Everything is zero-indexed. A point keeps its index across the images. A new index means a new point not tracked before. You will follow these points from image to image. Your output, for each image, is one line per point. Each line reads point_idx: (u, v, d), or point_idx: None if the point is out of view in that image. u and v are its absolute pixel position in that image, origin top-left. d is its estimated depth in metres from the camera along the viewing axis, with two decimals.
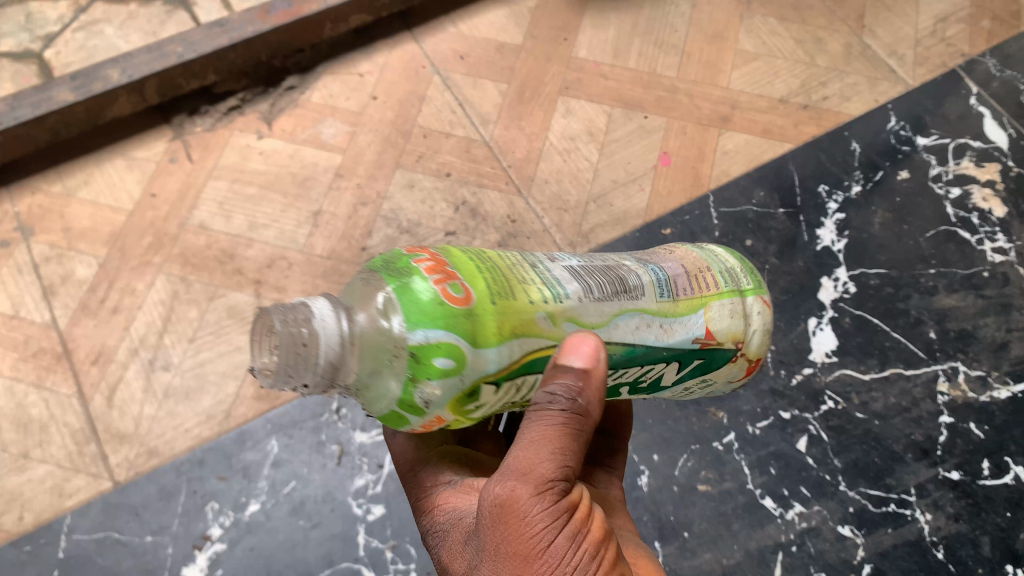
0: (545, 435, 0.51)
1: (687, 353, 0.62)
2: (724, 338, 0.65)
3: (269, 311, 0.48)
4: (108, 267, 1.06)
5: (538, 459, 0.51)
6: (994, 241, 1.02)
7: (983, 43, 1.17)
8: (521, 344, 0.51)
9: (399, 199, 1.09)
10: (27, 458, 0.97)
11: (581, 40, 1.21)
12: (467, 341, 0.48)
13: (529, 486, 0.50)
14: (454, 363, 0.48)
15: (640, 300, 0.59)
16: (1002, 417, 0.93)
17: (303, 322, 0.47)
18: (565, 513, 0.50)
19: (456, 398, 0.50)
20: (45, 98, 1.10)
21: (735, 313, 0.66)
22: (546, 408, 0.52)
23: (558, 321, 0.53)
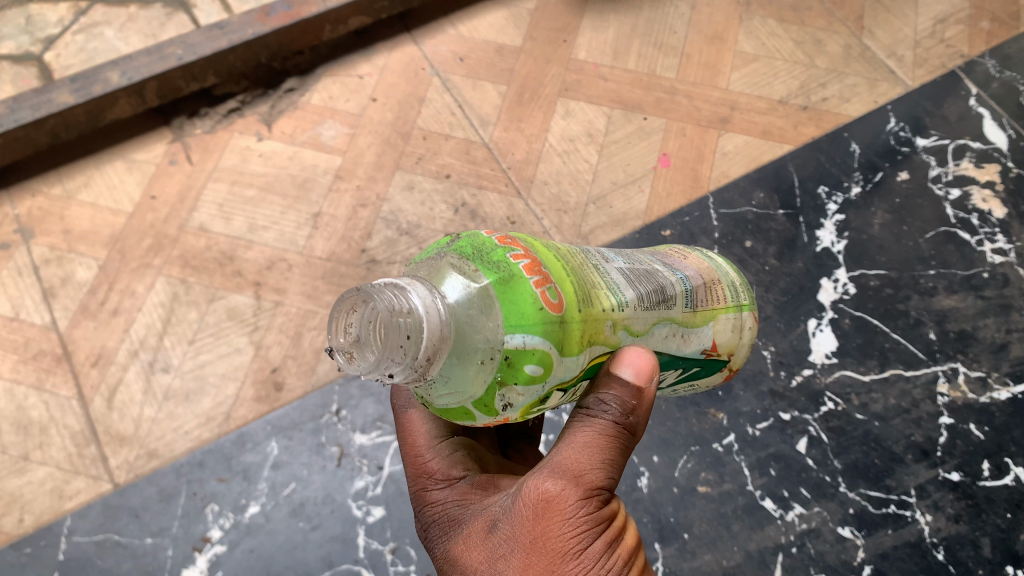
0: (595, 441, 0.54)
1: (690, 363, 0.65)
2: (722, 350, 0.68)
3: (377, 291, 0.41)
4: (108, 269, 1.06)
5: (587, 464, 0.54)
6: (994, 242, 1.02)
7: (982, 44, 1.17)
8: (592, 352, 0.51)
9: (398, 201, 1.09)
10: (27, 460, 0.97)
11: (581, 41, 1.21)
12: (557, 349, 0.46)
13: (576, 488, 0.53)
14: (543, 368, 0.46)
15: (672, 309, 0.59)
16: (1002, 418, 0.93)
17: (410, 311, 0.42)
18: (603, 518, 0.54)
19: (531, 403, 0.48)
20: (46, 100, 1.10)
21: (735, 325, 0.69)
22: (600, 413, 0.55)
23: (618, 329, 0.53)
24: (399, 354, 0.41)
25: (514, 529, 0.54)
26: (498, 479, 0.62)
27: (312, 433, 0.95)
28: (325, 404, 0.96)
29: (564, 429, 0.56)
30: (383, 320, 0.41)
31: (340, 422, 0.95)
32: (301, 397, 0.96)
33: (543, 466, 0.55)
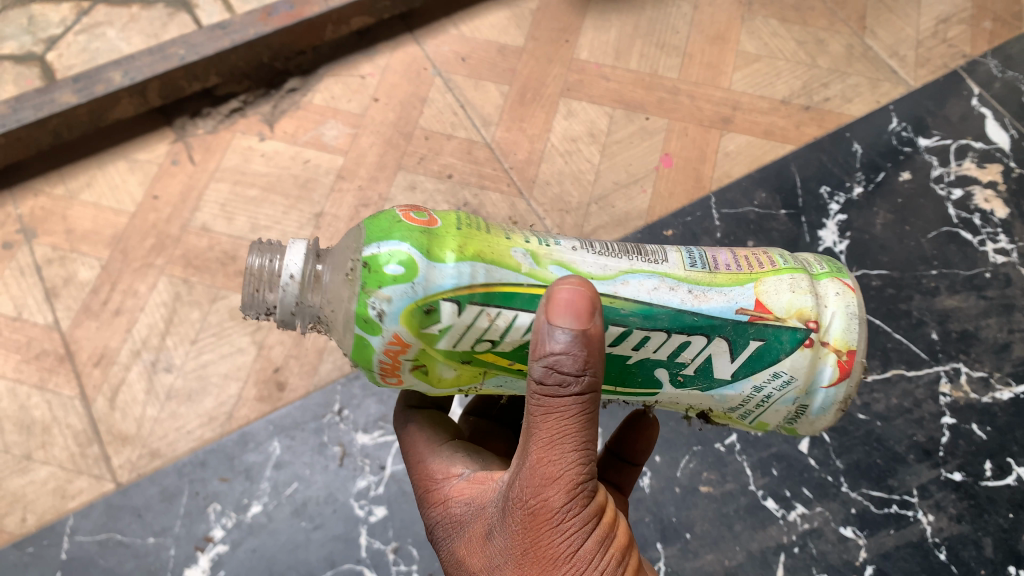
0: (566, 432, 0.51)
1: (728, 326, 0.59)
2: (785, 314, 0.60)
3: (253, 246, 0.59)
4: (110, 269, 1.07)
5: (563, 461, 0.51)
6: (996, 242, 1.02)
7: (984, 45, 1.17)
8: (487, 270, 0.55)
9: (400, 201, 1.09)
10: (29, 460, 0.97)
11: (582, 41, 1.21)
12: (419, 254, 0.54)
13: (558, 492, 0.51)
14: (405, 270, 0.53)
15: (660, 264, 0.60)
16: (1004, 418, 0.93)
17: (277, 260, 0.58)
18: (588, 507, 0.52)
19: (410, 310, 0.54)
20: (48, 100, 1.10)
21: (798, 289, 0.61)
22: (558, 394, 0.51)
23: (541, 261, 0.57)
24: (275, 293, 0.57)
25: (505, 536, 0.54)
26: (493, 473, 0.63)
27: (314, 433, 0.95)
28: (327, 404, 0.96)
29: (528, 418, 0.53)
30: (260, 270, 0.58)
31: (342, 421, 0.96)
32: (302, 397, 0.96)
33: (521, 468, 0.53)
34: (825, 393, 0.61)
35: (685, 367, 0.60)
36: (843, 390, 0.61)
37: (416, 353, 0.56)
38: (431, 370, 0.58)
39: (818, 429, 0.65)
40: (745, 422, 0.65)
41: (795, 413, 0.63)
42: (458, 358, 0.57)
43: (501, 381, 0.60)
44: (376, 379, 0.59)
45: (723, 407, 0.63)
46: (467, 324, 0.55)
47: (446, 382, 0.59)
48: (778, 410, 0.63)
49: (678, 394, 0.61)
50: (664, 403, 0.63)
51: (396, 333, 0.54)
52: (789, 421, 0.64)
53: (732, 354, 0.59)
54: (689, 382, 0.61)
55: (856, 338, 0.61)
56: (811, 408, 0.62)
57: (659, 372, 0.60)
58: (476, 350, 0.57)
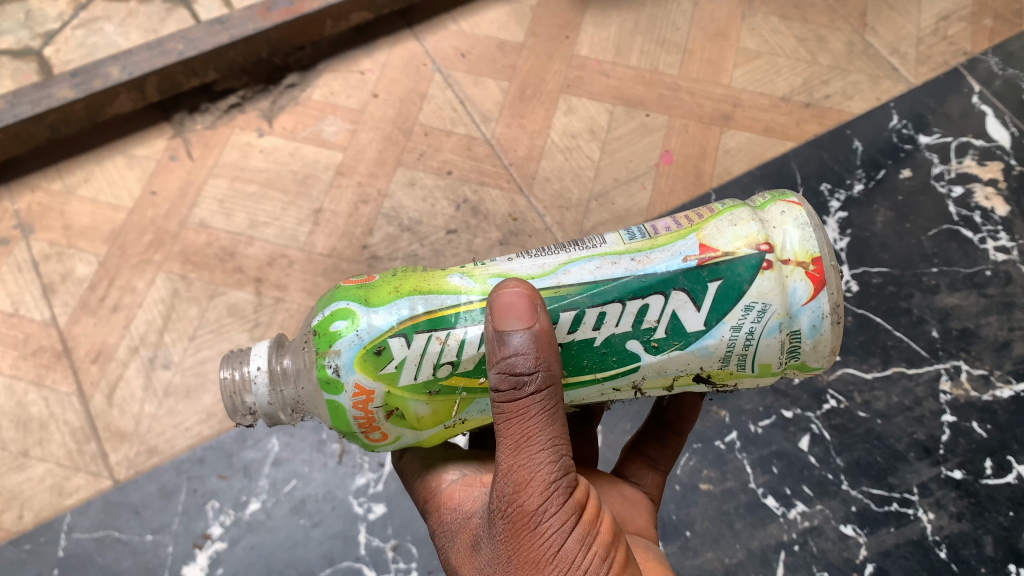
0: (531, 432, 0.51)
1: (680, 277, 0.57)
2: (733, 247, 0.57)
3: (222, 359, 0.60)
4: (108, 265, 1.06)
5: (532, 461, 0.51)
6: (997, 240, 1.01)
7: (985, 42, 1.17)
8: (425, 299, 0.58)
9: (399, 197, 1.09)
10: (26, 456, 0.96)
11: (582, 38, 1.21)
12: (359, 306, 0.58)
13: (531, 493, 0.51)
14: (348, 323, 0.57)
15: (598, 246, 0.59)
16: (1005, 416, 0.92)
17: (243, 370, 0.59)
18: (564, 503, 0.52)
19: (363, 357, 0.57)
20: (45, 95, 1.10)
21: (739, 221, 0.59)
22: (515, 397, 0.51)
23: (480, 278, 0.59)
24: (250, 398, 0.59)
25: (490, 546, 0.53)
26: (485, 475, 0.65)
27: (312, 430, 0.95)
28: None
29: (494, 427, 0.53)
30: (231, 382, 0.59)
31: None
32: None
33: (495, 474, 0.53)
34: (810, 310, 0.56)
35: (656, 331, 0.57)
36: (827, 300, 0.56)
37: (382, 397, 0.57)
38: (404, 409, 0.58)
39: (824, 356, 0.59)
40: (750, 374, 0.59)
41: (792, 345, 0.58)
42: (423, 388, 0.58)
43: (481, 406, 0.60)
44: (364, 439, 0.60)
45: (716, 363, 0.58)
46: (420, 353, 0.57)
47: (426, 419, 0.59)
48: (771, 346, 0.57)
49: (662, 361, 0.58)
50: (652, 378, 0.59)
51: (357, 382, 0.57)
52: (792, 356, 0.58)
53: (695, 303, 0.57)
54: (666, 346, 0.57)
55: (817, 244, 0.57)
56: (803, 332, 0.57)
57: (631, 345, 0.57)
58: (439, 377, 0.58)
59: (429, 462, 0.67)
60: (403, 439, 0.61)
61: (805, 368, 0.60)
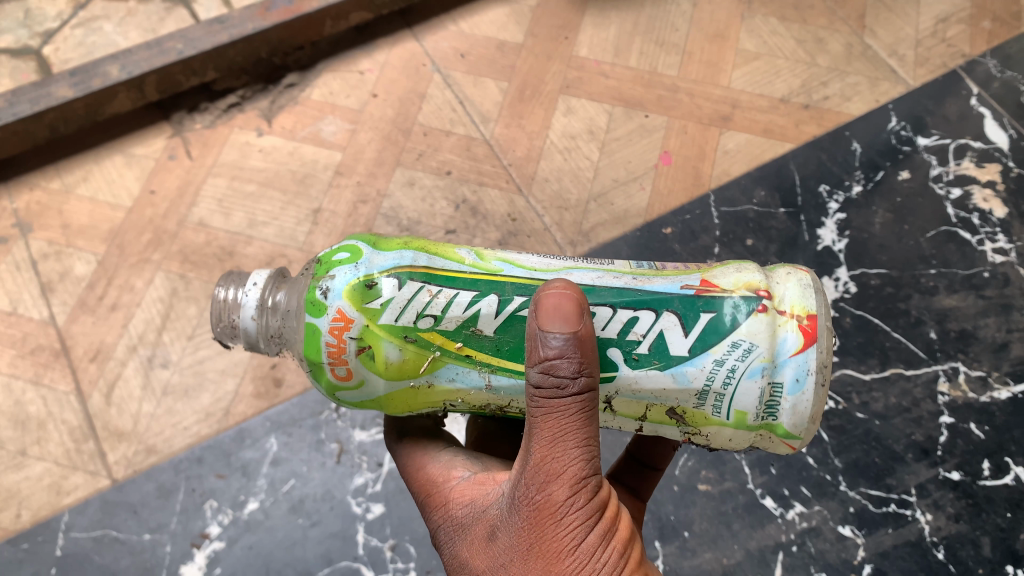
0: (566, 428, 0.51)
1: (675, 300, 0.56)
2: (734, 287, 0.57)
3: (222, 277, 0.65)
4: (107, 264, 1.06)
5: (565, 456, 0.51)
6: (995, 242, 1.02)
7: (983, 44, 1.17)
8: (429, 257, 0.60)
9: (398, 197, 1.09)
10: (24, 455, 0.96)
11: (582, 38, 1.21)
12: (367, 245, 0.61)
13: (561, 486, 0.51)
14: (351, 254, 0.60)
15: (606, 263, 0.60)
16: (1002, 417, 0.93)
17: (236, 289, 0.63)
18: (590, 499, 0.52)
19: (354, 286, 0.58)
20: (45, 94, 1.10)
21: (745, 272, 0.59)
22: (555, 391, 0.51)
23: (486, 257, 0.60)
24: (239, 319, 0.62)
25: (509, 535, 0.53)
26: (496, 475, 0.63)
27: (311, 430, 0.95)
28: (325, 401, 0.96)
29: (528, 417, 0.53)
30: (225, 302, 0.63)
31: (340, 418, 0.95)
32: (301, 393, 0.96)
33: (524, 465, 0.53)
34: (796, 364, 0.54)
35: (638, 346, 0.56)
36: (815, 359, 0.54)
37: (360, 329, 0.57)
38: (376, 351, 0.57)
39: (804, 421, 0.55)
40: (725, 422, 0.56)
41: (771, 399, 0.55)
42: (401, 333, 0.57)
43: (453, 373, 0.58)
44: (328, 375, 0.59)
45: (692, 399, 0.56)
46: (408, 298, 0.57)
47: (394, 369, 0.58)
48: (751, 393, 0.55)
49: (639, 378, 0.56)
50: (626, 398, 0.57)
51: (340, 308, 0.58)
52: (770, 415, 0.56)
53: (684, 327, 0.55)
54: (645, 364, 0.55)
55: (817, 309, 0.56)
56: (786, 386, 0.54)
57: (612, 353, 0.56)
58: (419, 327, 0.57)
59: (441, 465, 0.67)
60: (366, 388, 0.59)
61: (784, 436, 0.56)
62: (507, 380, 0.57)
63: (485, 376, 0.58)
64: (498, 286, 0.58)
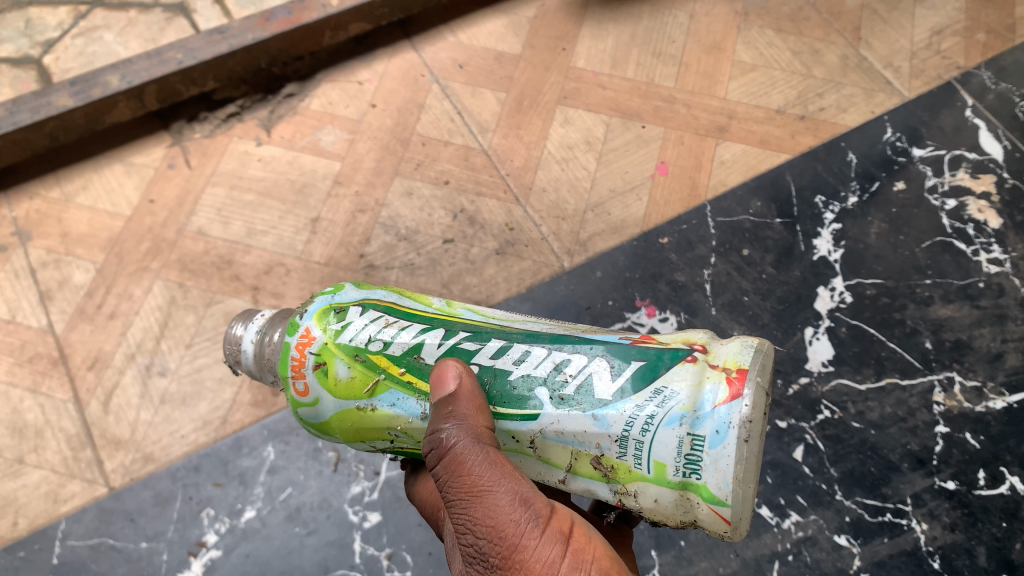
0: (480, 479, 0.51)
1: (610, 347, 0.55)
2: (670, 342, 0.55)
3: (239, 313, 0.69)
4: (106, 273, 1.06)
5: (494, 506, 0.50)
6: (990, 252, 1.02)
7: (978, 56, 1.18)
8: (399, 297, 0.65)
9: (397, 206, 1.09)
10: (21, 463, 0.96)
11: (580, 49, 1.22)
12: (350, 284, 0.67)
13: (506, 537, 0.49)
14: (334, 288, 0.66)
15: (564, 323, 0.62)
16: (998, 427, 0.93)
17: (241, 330, 0.66)
18: (543, 532, 0.50)
19: (324, 311, 0.63)
20: (45, 103, 1.11)
21: (691, 334, 0.56)
22: (452, 451, 0.52)
23: (452, 304, 0.64)
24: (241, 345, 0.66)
25: None
26: None
27: (308, 438, 0.95)
28: None
29: (446, 495, 0.53)
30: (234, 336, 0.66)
31: None
32: None
33: (467, 541, 0.51)
34: (717, 415, 0.48)
35: (565, 386, 0.54)
36: (740, 414, 0.48)
37: (320, 346, 0.61)
38: (331, 368, 0.60)
39: (729, 483, 0.47)
40: (647, 476, 0.50)
41: (692, 454, 0.48)
42: (353, 353, 0.60)
43: (393, 398, 0.58)
44: (288, 390, 0.62)
45: (614, 447, 0.51)
46: (364, 324, 0.62)
47: (342, 387, 0.59)
48: (669, 443, 0.49)
49: (561, 417, 0.53)
50: (550, 440, 0.54)
51: (308, 327, 0.62)
52: (693, 472, 0.48)
53: (613, 371, 0.53)
54: (569, 403, 0.53)
55: (757, 369, 0.49)
56: (707, 438, 0.48)
57: (538, 391, 0.54)
58: (369, 349, 0.60)
59: None
60: (320, 406, 0.61)
61: (711, 501, 0.48)
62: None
63: (421, 404, 0.57)
64: (449, 324, 0.61)
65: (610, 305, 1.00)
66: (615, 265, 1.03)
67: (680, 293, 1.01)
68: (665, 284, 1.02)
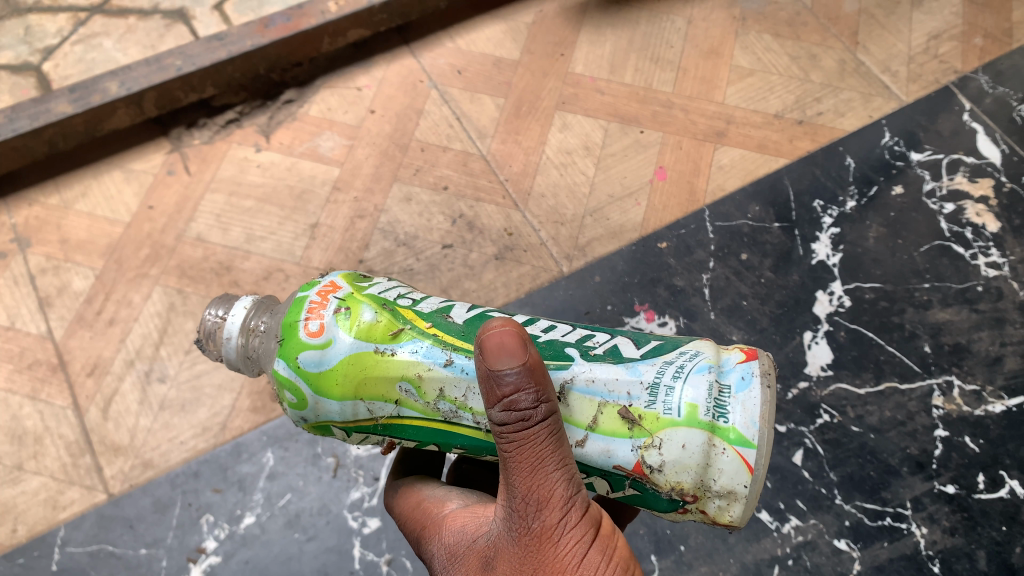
0: (542, 453, 0.49)
1: (628, 331, 0.59)
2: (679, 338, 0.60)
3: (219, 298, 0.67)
4: (105, 279, 1.06)
5: (547, 482, 0.49)
6: (988, 256, 1.02)
7: (975, 60, 1.19)
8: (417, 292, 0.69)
9: (396, 212, 1.09)
10: (20, 470, 0.96)
11: (578, 55, 1.23)
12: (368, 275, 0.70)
13: (551, 511, 0.49)
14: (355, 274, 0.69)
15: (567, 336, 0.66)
16: (997, 431, 0.93)
17: (224, 313, 0.65)
18: (583, 516, 0.50)
19: (352, 275, 0.65)
20: (44, 110, 1.11)
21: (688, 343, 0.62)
22: (526, 423, 0.48)
23: None
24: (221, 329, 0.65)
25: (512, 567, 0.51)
26: (488, 505, 0.62)
27: (307, 444, 0.95)
28: None
29: (502, 451, 0.50)
30: (215, 317, 0.65)
31: None
32: None
33: (511, 498, 0.51)
34: (740, 367, 0.52)
35: (594, 348, 0.56)
36: (760, 367, 0.52)
37: (347, 294, 0.61)
38: (354, 312, 0.59)
39: (756, 423, 0.49)
40: (676, 420, 0.50)
41: (721, 397, 0.50)
42: (381, 302, 0.60)
43: (415, 345, 0.57)
44: (299, 333, 0.60)
45: (643, 395, 0.52)
46: (393, 287, 0.64)
47: (364, 328, 0.58)
48: (700, 386, 0.51)
49: (593, 367, 0.54)
50: (578, 392, 0.53)
51: (334, 282, 0.63)
52: (721, 415, 0.50)
53: (637, 343, 0.56)
54: (599, 358, 0.54)
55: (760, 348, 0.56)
56: (733, 386, 0.51)
57: (568, 349, 0.56)
58: (398, 304, 0.61)
59: (436, 497, 0.66)
60: (330, 349, 0.58)
61: (737, 444, 0.49)
62: (468, 358, 0.56)
63: (446, 352, 0.56)
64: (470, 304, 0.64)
65: (609, 310, 1.00)
66: (614, 271, 1.03)
67: (678, 297, 1.01)
68: (664, 289, 1.02)
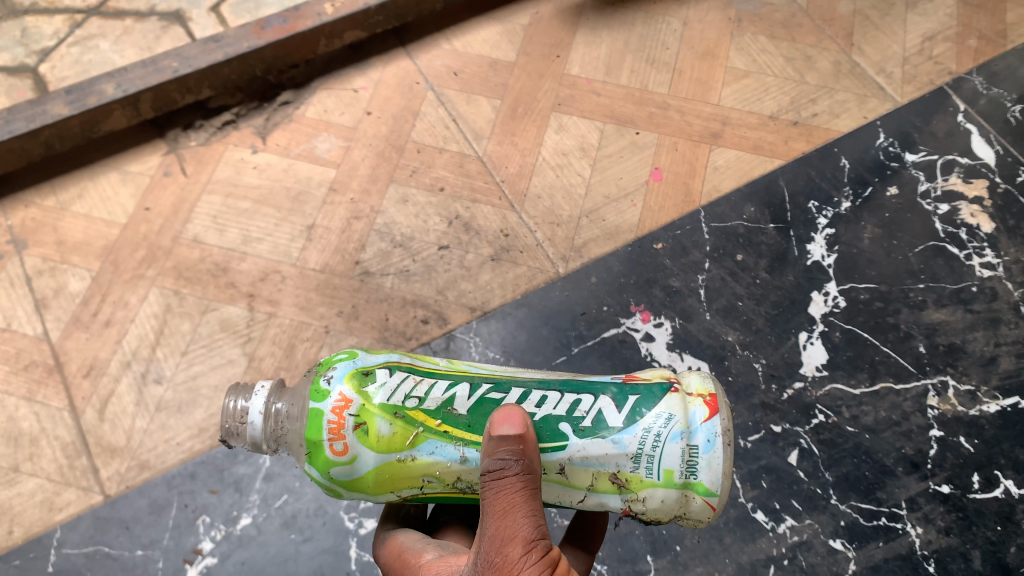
0: (514, 498, 0.51)
1: (609, 386, 0.59)
2: (650, 376, 0.60)
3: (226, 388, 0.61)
4: (101, 281, 1.06)
5: (515, 521, 0.51)
6: (983, 257, 1.03)
7: (969, 61, 1.19)
8: (413, 357, 0.63)
9: (392, 213, 1.10)
10: (16, 472, 0.96)
11: (574, 57, 1.23)
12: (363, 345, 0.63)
13: (516, 548, 0.50)
14: (350, 351, 0.62)
15: (545, 371, 0.66)
16: (991, 431, 0.93)
17: (242, 402, 0.59)
18: (543, 558, 0.50)
19: (353, 373, 0.60)
20: (40, 112, 1.11)
21: (656, 368, 0.63)
22: (506, 471, 0.52)
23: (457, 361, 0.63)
24: (243, 421, 0.59)
25: None
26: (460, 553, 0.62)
27: None
28: None
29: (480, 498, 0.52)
30: (234, 411, 0.59)
31: None
32: None
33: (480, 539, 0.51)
34: (706, 428, 0.56)
35: (583, 420, 0.57)
36: (721, 426, 0.56)
37: (359, 407, 0.58)
38: (371, 428, 0.57)
39: (720, 478, 0.55)
40: (656, 483, 0.56)
41: (691, 460, 0.55)
42: (392, 409, 0.58)
43: (434, 447, 0.57)
44: (322, 454, 0.57)
45: (628, 463, 0.56)
46: (398, 383, 0.59)
47: (384, 444, 0.57)
48: (674, 454, 0.55)
49: (585, 445, 0.56)
50: (576, 466, 0.56)
51: (342, 391, 0.58)
52: (692, 474, 0.55)
53: (618, 405, 0.57)
54: (588, 435, 0.56)
55: (716, 386, 0.59)
56: (700, 448, 0.55)
57: (561, 426, 0.57)
58: (407, 405, 0.58)
59: (413, 547, 0.66)
60: (357, 465, 0.57)
61: (705, 494, 0.56)
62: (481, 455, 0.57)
63: (460, 449, 0.57)
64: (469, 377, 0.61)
65: (605, 311, 1.01)
66: (610, 271, 1.03)
67: (674, 298, 1.01)
68: (660, 290, 1.02)
